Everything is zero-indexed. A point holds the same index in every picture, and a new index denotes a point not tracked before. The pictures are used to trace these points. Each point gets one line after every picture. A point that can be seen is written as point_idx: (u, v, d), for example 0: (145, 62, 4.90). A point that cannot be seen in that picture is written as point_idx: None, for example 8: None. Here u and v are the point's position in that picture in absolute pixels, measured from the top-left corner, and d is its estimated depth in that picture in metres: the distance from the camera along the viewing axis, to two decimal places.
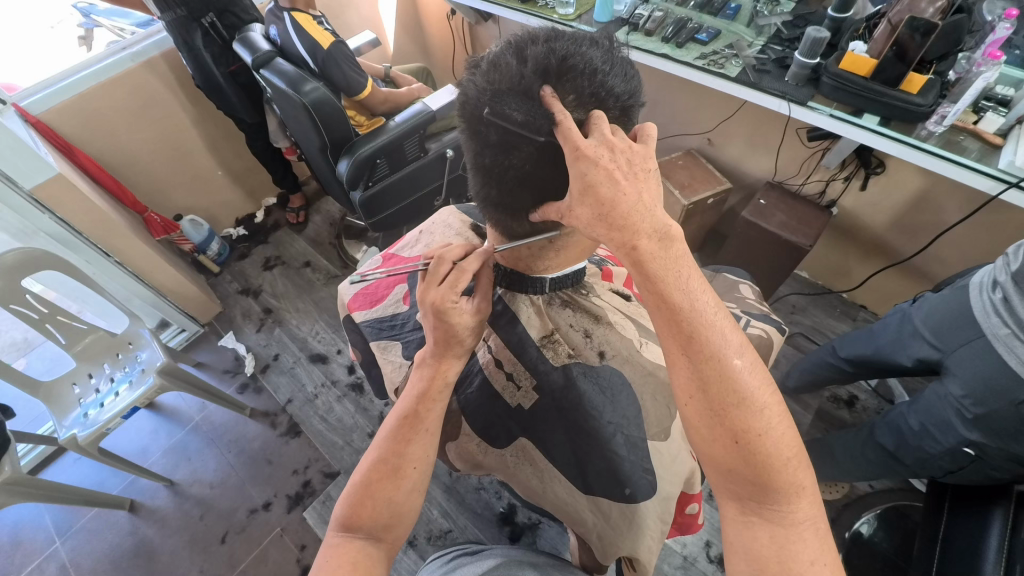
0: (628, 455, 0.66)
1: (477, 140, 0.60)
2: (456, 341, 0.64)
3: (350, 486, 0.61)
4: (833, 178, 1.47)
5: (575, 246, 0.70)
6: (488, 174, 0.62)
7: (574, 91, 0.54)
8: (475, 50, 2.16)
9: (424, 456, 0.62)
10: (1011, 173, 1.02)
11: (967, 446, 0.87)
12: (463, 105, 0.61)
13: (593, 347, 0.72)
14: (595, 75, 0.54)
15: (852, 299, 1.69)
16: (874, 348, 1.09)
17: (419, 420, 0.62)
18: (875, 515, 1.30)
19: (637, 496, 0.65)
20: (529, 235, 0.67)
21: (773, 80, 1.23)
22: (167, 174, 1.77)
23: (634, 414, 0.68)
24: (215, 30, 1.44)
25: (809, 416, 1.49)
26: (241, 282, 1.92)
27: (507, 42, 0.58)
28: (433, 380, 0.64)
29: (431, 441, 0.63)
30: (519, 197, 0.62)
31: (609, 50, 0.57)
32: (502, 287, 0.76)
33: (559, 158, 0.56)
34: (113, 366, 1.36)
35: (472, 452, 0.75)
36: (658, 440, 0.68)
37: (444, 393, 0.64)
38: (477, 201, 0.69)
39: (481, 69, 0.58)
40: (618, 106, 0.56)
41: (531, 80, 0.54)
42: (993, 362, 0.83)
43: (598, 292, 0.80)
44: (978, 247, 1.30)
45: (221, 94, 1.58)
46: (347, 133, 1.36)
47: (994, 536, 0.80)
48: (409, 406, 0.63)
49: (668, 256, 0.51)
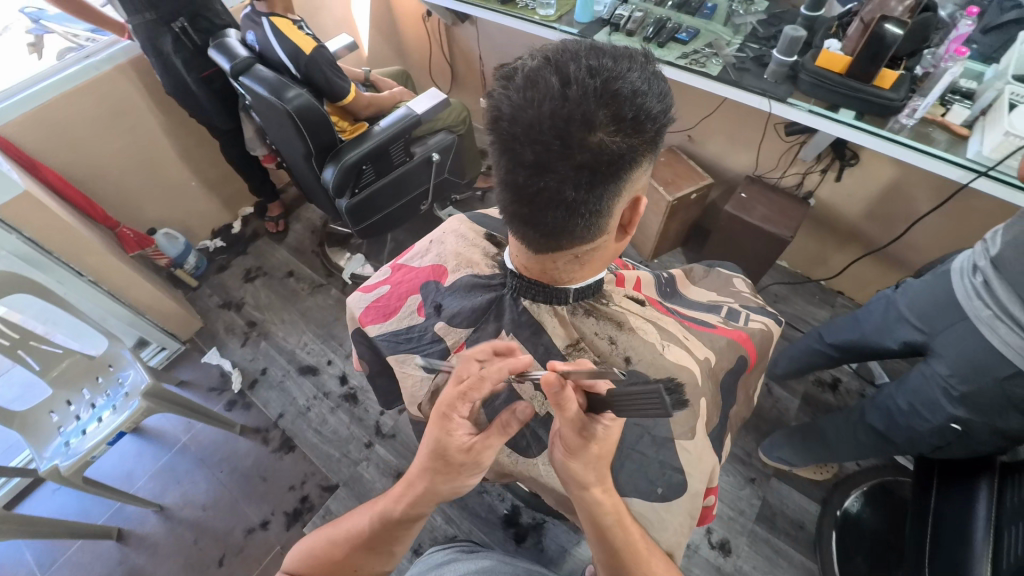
0: (656, 455, 0.68)
1: (508, 157, 0.59)
2: (439, 471, 0.62)
3: (297, 549, 0.69)
4: (809, 171, 1.52)
5: (601, 257, 0.72)
6: (519, 192, 0.61)
7: (615, 115, 0.54)
8: (452, 52, 2.14)
9: (366, 567, 0.65)
10: (979, 162, 1.08)
11: (954, 422, 0.92)
12: (492, 117, 0.59)
13: (619, 352, 0.75)
14: (636, 96, 0.54)
15: (830, 287, 1.76)
16: (859, 333, 1.14)
17: (376, 534, 0.65)
18: (861, 493, 1.35)
19: (668, 495, 0.68)
20: (558, 252, 0.68)
21: (754, 78, 1.27)
22: (139, 186, 1.70)
23: (663, 418, 0.69)
24: (187, 36, 1.39)
25: (796, 401, 1.55)
26: (221, 296, 1.86)
27: (544, 57, 0.56)
28: (395, 506, 0.65)
29: (380, 559, 0.66)
30: (549, 215, 0.61)
31: (645, 68, 0.57)
32: (527, 299, 0.78)
33: (595, 180, 0.56)
34: (93, 390, 1.29)
35: (501, 462, 0.77)
36: (685, 439, 0.69)
37: (404, 526, 0.65)
38: (502, 216, 0.68)
39: (515, 83, 0.56)
40: (655, 127, 0.57)
41: (574, 103, 0.53)
42: (978, 343, 0.86)
43: (616, 300, 0.83)
44: (948, 234, 1.38)
45: (195, 101, 1.52)
46: (332, 139, 1.32)
47: (981, 505, 0.88)
48: (374, 520, 0.66)
49: (609, 508, 0.61)
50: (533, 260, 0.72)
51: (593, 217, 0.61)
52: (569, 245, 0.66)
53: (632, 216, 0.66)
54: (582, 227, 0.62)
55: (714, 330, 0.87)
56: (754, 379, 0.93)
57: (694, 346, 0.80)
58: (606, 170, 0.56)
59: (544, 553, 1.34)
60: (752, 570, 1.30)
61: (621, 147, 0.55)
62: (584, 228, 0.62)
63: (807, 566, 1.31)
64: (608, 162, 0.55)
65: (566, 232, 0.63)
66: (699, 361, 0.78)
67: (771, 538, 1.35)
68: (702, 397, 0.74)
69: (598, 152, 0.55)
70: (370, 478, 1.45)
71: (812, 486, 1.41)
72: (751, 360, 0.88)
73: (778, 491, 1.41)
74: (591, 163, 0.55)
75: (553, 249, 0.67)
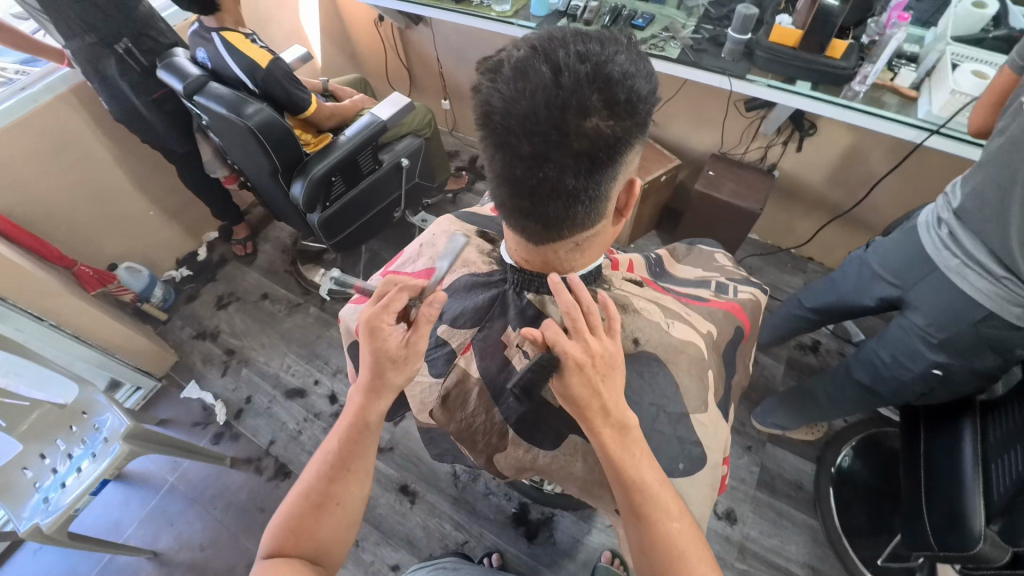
0: (673, 431, 0.70)
1: (504, 151, 0.59)
2: (383, 369, 0.65)
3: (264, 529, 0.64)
4: (771, 144, 1.57)
5: (599, 243, 0.73)
6: (517, 186, 0.61)
7: (609, 98, 0.54)
8: (408, 56, 2.12)
9: (348, 493, 0.65)
10: (931, 121, 1.13)
11: (935, 368, 0.97)
12: (483, 112, 0.58)
13: (627, 335, 0.76)
14: (627, 78, 0.55)
15: (800, 254, 1.82)
16: (836, 294, 1.18)
17: (345, 455, 0.66)
18: (852, 447, 1.42)
19: (690, 469, 0.69)
20: (559, 242, 0.68)
21: (712, 58, 1.29)
22: (94, 221, 1.61)
23: (675, 394, 0.72)
24: (132, 57, 1.33)
25: (781, 367, 1.60)
26: (195, 326, 1.79)
27: (530, 46, 0.56)
28: (355, 417, 0.66)
29: (358, 478, 0.66)
30: (551, 205, 0.61)
31: (630, 50, 0.58)
32: (531, 293, 0.78)
33: (594, 166, 0.57)
34: (68, 440, 1.22)
35: (520, 458, 0.77)
36: (700, 412, 0.73)
37: (370, 431, 0.66)
38: (500, 211, 0.68)
39: (503, 75, 0.55)
40: (646, 108, 0.58)
41: (567, 90, 0.53)
42: (951, 291, 0.91)
43: (616, 284, 0.84)
44: (906, 193, 1.45)
45: (147, 126, 1.45)
46: (297, 153, 1.29)
47: (968, 443, 0.92)
48: (337, 444, 0.66)
49: (624, 448, 0.60)
50: (533, 253, 0.73)
51: (592, 203, 0.62)
52: (569, 234, 0.67)
53: (628, 198, 0.67)
54: (582, 214, 0.63)
55: (709, 304, 0.91)
56: (748, 349, 0.95)
57: (698, 321, 0.84)
58: (604, 155, 0.57)
59: (556, 547, 1.34)
60: (759, 535, 1.34)
61: (617, 131, 0.55)
62: (585, 214, 0.63)
63: (810, 524, 1.35)
64: (605, 147, 0.56)
65: (567, 221, 0.63)
66: (704, 334, 0.82)
67: (773, 501, 1.39)
68: (710, 369, 0.78)
69: (595, 138, 0.55)
70: (372, 494, 1.42)
71: (805, 447, 1.46)
72: (745, 331, 0.92)
73: (774, 456, 1.45)
74: (590, 150, 0.56)
75: (554, 239, 0.67)
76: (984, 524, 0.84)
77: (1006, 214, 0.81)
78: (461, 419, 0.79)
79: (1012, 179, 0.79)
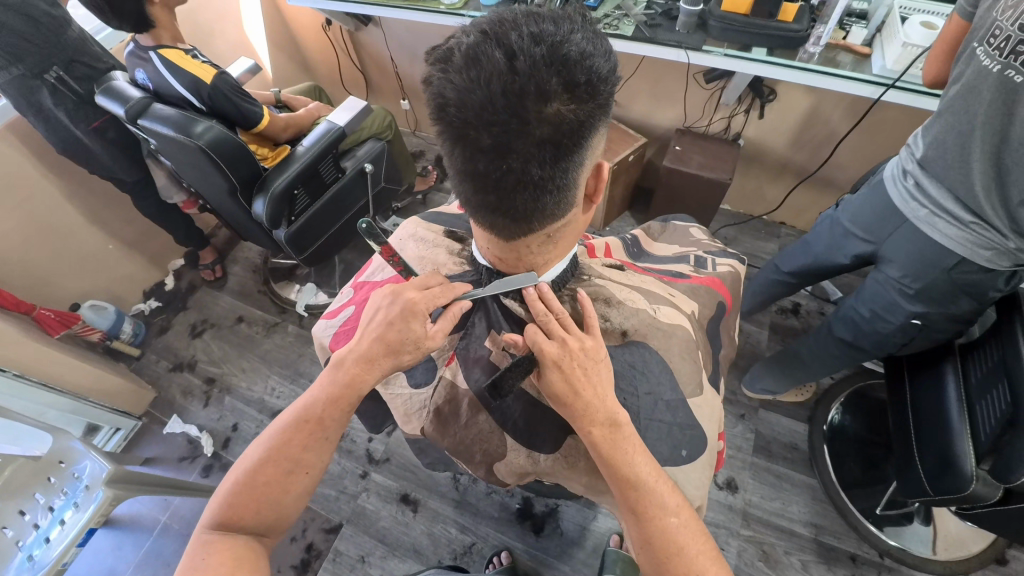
0: (671, 419, 0.70)
1: (464, 146, 0.56)
2: (400, 351, 0.67)
3: (224, 488, 0.64)
4: (734, 114, 1.57)
5: (571, 232, 0.71)
6: (481, 180, 0.59)
7: (569, 80, 0.52)
8: (361, 57, 2.07)
9: (317, 462, 0.67)
10: (885, 76, 1.14)
11: (914, 318, 0.99)
12: (437, 106, 0.56)
13: (615, 327, 0.75)
14: (586, 58, 0.53)
15: (773, 220, 1.84)
16: (812, 257, 1.19)
17: (322, 426, 0.66)
18: (841, 404, 1.45)
19: (693, 454, 0.70)
20: (530, 235, 0.67)
21: (667, 32, 1.28)
22: (49, 260, 1.54)
23: (669, 379, 0.72)
24: (65, 84, 1.27)
25: (765, 332, 1.62)
26: (170, 358, 1.73)
27: (480, 30, 0.53)
28: (345, 389, 0.67)
29: (328, 448, 0.67)
30: (519, 198, 0.59)
31: (585, 28, 0.56)
32: (509, 296, 0.78)
33: (559, 154, 0.56)
34: (47, 493, 1.14)
35: (522, 464, 0.76)
36: (695, 396, 0.73)
37: (353, 403, 0.68)
38: (466, 208, 0.66)
39: (454, 65, 0.53)
40: (607, 87, 0.56)
41: (523, 76, 0.51)
42: (922, 241, 0.92)
43: (596, 272, 0.84)
44: (869, 150, 1.47)
45: (91, 157, 1.38)
46: (254, 169, 1.23)
47: (952, 388, 0.94)
48: (314, 412, 0.67)
49: (614, 444, 0.59)
50: (505, 249, 0.71)
51: (561, 192, 0.60)
52: (540, 225, 0.65)
53: (597, 183, 0.65)
54: (551, 204, 0.61)
55: (690, 280, 0.91)
56: (733, 321, 0.96)
57: (682, 301, 0.84)
58: (569, 141, 0.55)
59: (564, 537, 1.34)
60: (761, 500, 1.35)
61: (580, 115, 0.54)
62: (554, 204, 0.62)
63: (809, 483, 1.37)
64: (569, 133, 0.54)
65: (536, 213, 0.62)
66: (688, 315, 0.82)
67: (772, 465, 1.40)
68: (699, 350, 0.79)
69: (558, 123, 0.53)
70: (374, 508, 1.39)
71: (796, 409, 1.48)
72: (728, 304, 0.92)
73: (767, 421, 1.47)
74: (554, 136, 0.54)
75: (524, 233, 0.66)
76: (974, 464, 0.85)
77: (969, 159, 0.82)
78: (455, 431, 0.78)
79: (971, 124, 0.80)
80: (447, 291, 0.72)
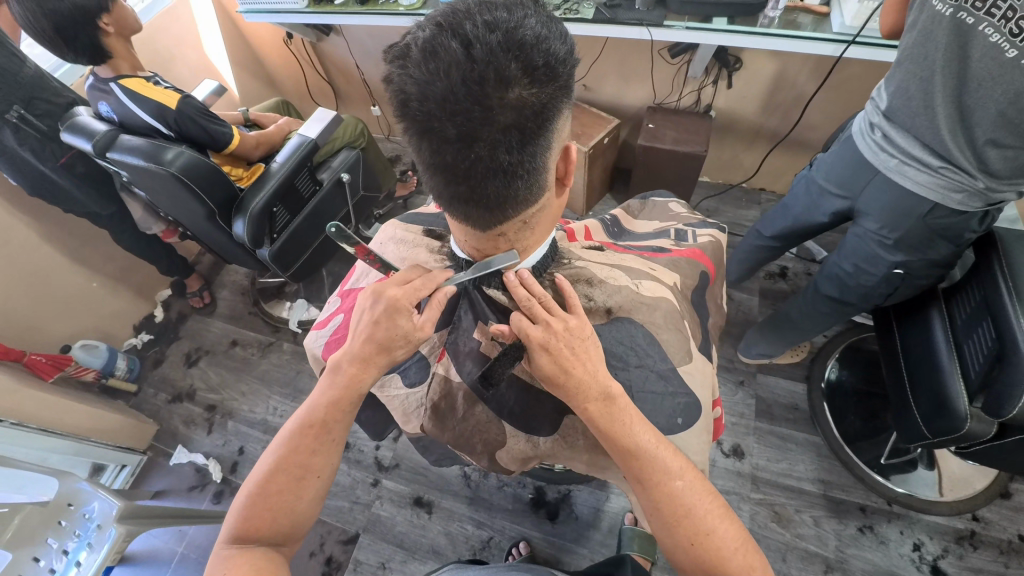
0: (664, 388, 0.71)
1: (431, 139, 0.57)
2: (392, 347, 0.67)
3: (237, 503, 0.65)
4: (702, 86, 1.58)
5: (547, 217, 0.72)
6: (452, 171, 0.59)
7: (528, 64, 0.53)
8: (325, 68, 2.06)
9: (326, 465, 0.67)
10: (846, 33, 1.15)
11: (897, 268, 1.00)
12: (400, 102, 0.56)
13: (600, 306, 0.76)
14: (542, 42, 0.54)
15: (752, 187, 1.86)
16: (792, 218, 1.21)
17: (327, 429, 0.67)
18: (836, 359, 1.47)
19: (689, 421, 0.71)
20: (506, 224, 0.67)
21: (627, 11, 1.28)
22: (33, 305, 1.52)
23: (657, 351, 0.73)
24: (27, 123, 1.26)
25: (756, 298, 1.64)
26: (168, 390, 1.72)
27: (434, 23, 0.54)
28: (346, 389, 0.67)
29: (336, 450, 0.68)
30: (489, 185, 0.60)
31: (539, 12, 0.56)
32: (491, 286, 0.77)
33: (525, 137, 0.56)
34: (58, 537, 1.11)
35: (523, 450, 0.78)
36: (686, 364, 0.75)
37: (354, 404, 0.68)
38: (439, 201, 0.67)
39: (413, 59, 0.53)
40: (566, 70, 0.57)
41: (482, 64, 0.51)
42: (895, 190, 0.93)
43: (577, 256, 0.84)
44: (838, 108, 1.48)
45: (64, 196, 1.37)
46: (229, 190, 1.23)
47: (938, 331, 0.96)
48: (317, 416, 0.67)
49: (611, 416, 0.60)
50: (482, 240, 0.71)
51: (532, 176, 0.61)
52: (514, 212, 0.66)
53: (566, 166, 0.66)
54: (523, 189, 0.61)
55: (671, 253, 0.92)
56: (718, 289, 0.97)
57: (663, 273, 0.85)
58: (534, 124, 0.56)
59: (579, 521, 1.35)
60: (766, 463, 1.38)
61: (541, 98, 0.54)
62: (526, 188, 0.62)
63: (812, 441, 1.39)
64: (533, 116, 0.55)
65: (509, 200, 0.62)
66: (670, 286, 0.83)
67: (774, 428, 1.42)
68: (684, 319, 0.80)
69: (520, 108, 0.54)
70: (388, 515, 1.40)
71: (794, 369, 1.50)
72: (711, 273, 0.94)
73: (766, 384, 1.49)
74: (518, 121, 0.54)
75: (499, 221, 0.66)
76: (968, 402, 0.87)
77: (931, 105, 0.83)
78: (454, 426, 0.79)
79: (930, 69, 0.81)
80: (428, 281, 0.69)
